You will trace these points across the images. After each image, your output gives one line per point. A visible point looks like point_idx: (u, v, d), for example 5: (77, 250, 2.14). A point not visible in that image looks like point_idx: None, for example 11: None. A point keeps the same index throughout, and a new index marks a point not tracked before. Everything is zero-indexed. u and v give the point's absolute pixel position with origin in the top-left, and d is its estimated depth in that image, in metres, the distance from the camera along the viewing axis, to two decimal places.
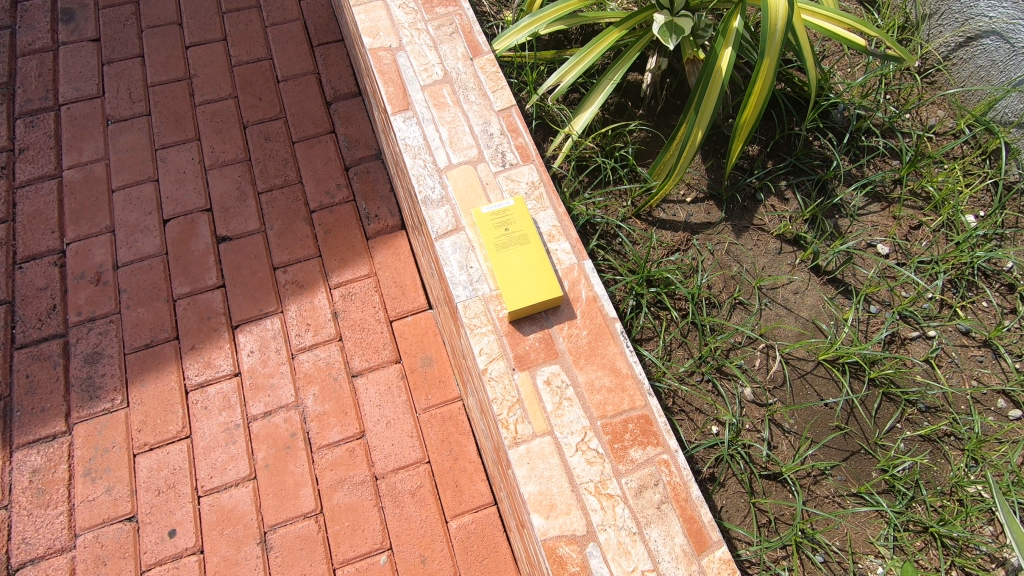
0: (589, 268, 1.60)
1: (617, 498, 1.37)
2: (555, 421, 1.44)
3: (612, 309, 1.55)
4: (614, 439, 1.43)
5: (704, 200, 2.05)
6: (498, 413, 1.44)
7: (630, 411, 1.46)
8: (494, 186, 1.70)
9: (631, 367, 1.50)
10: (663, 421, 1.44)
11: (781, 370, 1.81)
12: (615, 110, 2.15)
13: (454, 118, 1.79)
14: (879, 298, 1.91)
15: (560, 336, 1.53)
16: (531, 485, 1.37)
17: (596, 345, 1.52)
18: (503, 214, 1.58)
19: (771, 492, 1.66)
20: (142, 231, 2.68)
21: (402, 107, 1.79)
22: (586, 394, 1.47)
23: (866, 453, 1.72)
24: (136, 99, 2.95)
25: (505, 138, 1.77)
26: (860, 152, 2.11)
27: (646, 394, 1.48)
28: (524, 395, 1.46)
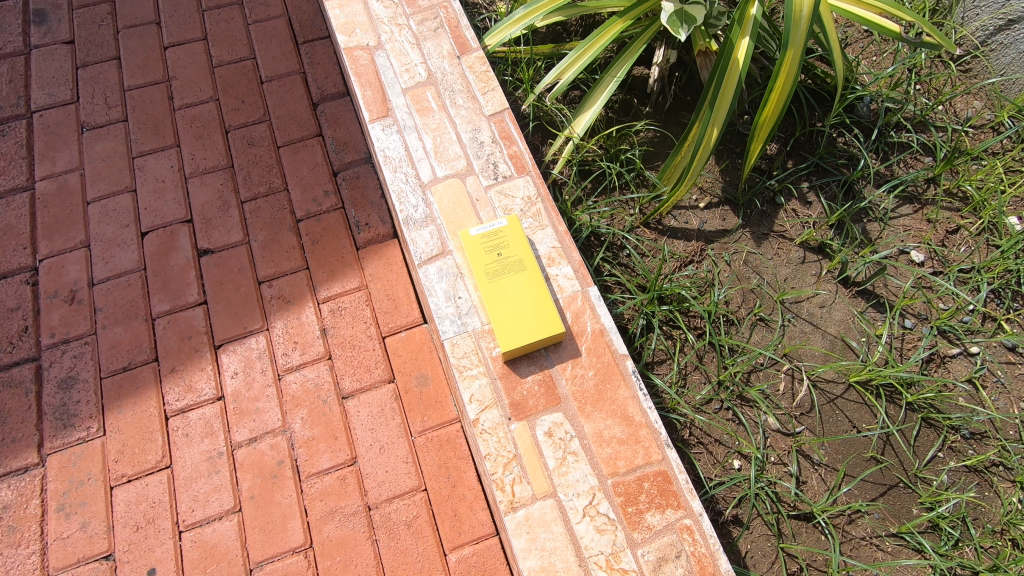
0: (595, 297, 1.43)
1: (632, 573, 1.21)
2: (558, 481, 1.28)
3: (623, 345, 1.38)
4: (628, 501, 1.26)
5: (719, 205, 1.88)
6: (492, 474, 1.28)
7: (646, 467, 1.29)
8: (485, 202, 1.53)
9: (646, 415, 1.33)
10: (684, 479, 1.28)
11: (809, 395, 1.63)
12: (620, 108, 1.97)
13: (440, 124, 1.62)
14: (914, 312, 1.73)
15: (562, 378, 1.36)
16: (532, 559, 1.22)
17: (604, 388, 1.35)
18: (496, 234, 1.42)
19: (801, 535, 1.49)
20: (119, 245, 2.53)
21: (381, 113, 1.62)
22: (594, 447, 1.31)
23: (906, 487, 1.55)
24: (112, 104, 2.80)
25: (497, 147, 1.59)
26: (889, 149, 1.92)
27: (663, 447, 1.30)
28: (522, 450, 1.30)
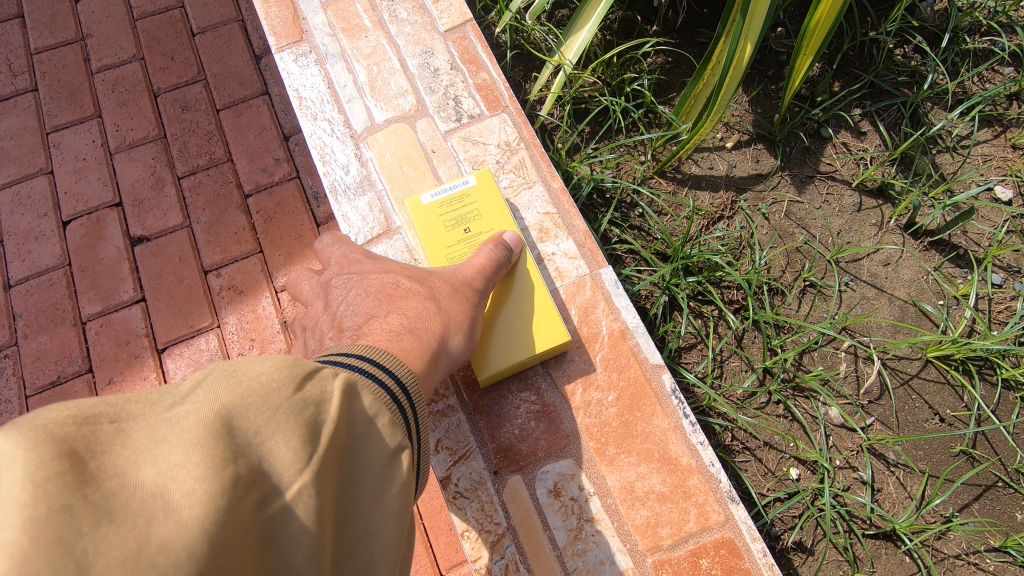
0: (608, 280, 1.18)
1: None
2: (572, 563, 1.04)
3: (654, 353, 1.13)
4: None
5: (751, 143, 1.50)
6: (477, 559, 1.04)
7: (700, 535, 1.03)
8: (444, 152, 1.26)
9: (693, 459, 1.07)
10: (759, 550, 1.02)
11: (879, 378, 1.30)
12: (620, 28, 1.55)
13: (376, 49, 1.33)
14: (1002, 264, 1.39)
15: (571, 410, 1.12)
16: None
17: (630, 420, 1.10)
18: (461, 204, 1.15)
19: (880, 558, 1.17)
20: (38, 238, 2.16)
21: (296, 40, 1.34)
22: (624, 509, 1.06)
23: (1006, 487, 1.22)
24: (18, 72, 2.38)
25: (456, 76, 1.31)
26: (961, 60, 1.53)
27: (720, 505, 1.05)
28: (518, 521, 1.06)
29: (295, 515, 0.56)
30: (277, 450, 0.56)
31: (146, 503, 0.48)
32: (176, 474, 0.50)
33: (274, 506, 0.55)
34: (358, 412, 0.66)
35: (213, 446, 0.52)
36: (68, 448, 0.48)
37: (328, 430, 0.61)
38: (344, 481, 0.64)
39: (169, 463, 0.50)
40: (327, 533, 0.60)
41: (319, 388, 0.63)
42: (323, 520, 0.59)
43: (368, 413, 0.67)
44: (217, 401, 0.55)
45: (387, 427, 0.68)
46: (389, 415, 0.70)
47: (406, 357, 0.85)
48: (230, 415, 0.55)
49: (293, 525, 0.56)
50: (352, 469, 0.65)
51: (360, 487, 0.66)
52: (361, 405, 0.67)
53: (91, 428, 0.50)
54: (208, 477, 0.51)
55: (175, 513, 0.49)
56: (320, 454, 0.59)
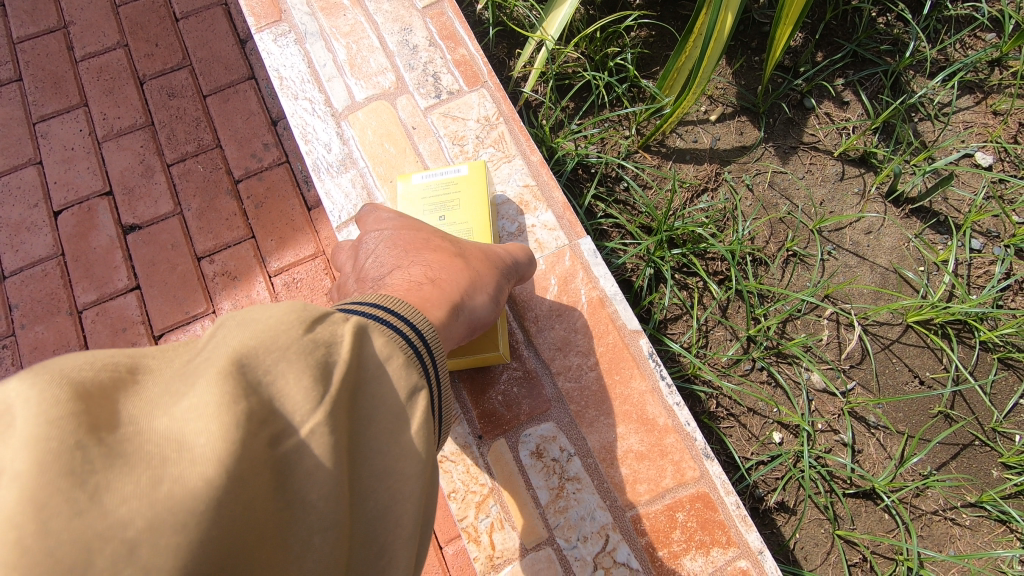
0: (588, 250, 1.20)
1: None
2: (555, 521, 1.07)
3: (632, 320, 1.15)
4: (657, 541, 1.05)
5: (735, 115, 1.51)
6: (464, 518, 1.09)
7: (677, 490, 1.07)
8: (425, 128, 1.27)
9: (671, 419, 1.10)
10: (733, 503, 1.05)
11: (861, 344, 1.32)
12: (603, 3, 1.53)
13: (355, 28, 1.33)
14: (983, 230, 1.40)
15: (554, 376, 1.15)
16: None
17: (610, 384, 1.13)
18: (446, 192, 1.14)
19: (860, 516, 1.21)
20: (30, 228, 2.17)
21: (275, 20, 1.34)
22: (605, 469, 1.09)
23: (982, 445, 1.26)
24: (1, 62, 2.36)
25: (435, 53, 1.31)
26: (943, 27, 1.54)
27: (698, 460, 1.08)
28: (502, 482, 1.10)
29: (312, 451, 0.55)
30: (287, 383, 0.55)
31: (159, 446, 0.48)
32: (190, 417, 0.49)
33: (288, 443, 0.54)
34: (370, 354, 0.65)
35: (225, 384, 0.51)
36: (81, 391, 0.47)
37: (341, 368, 0.60)
38: (360, 423, 0.62)
39: (188, 407, 0.50)
40: (344, 472, 0.58)
41: (330, 330, 0.62)
42: (339, 458, 0.57)
43: (381, 355, 0.66)
44: (231, 346, 0.55)
45: (403, 367, 0.67)
46: (404, 356, 0.68)
47: (425, 305, 0.83)
48: (243, 356, 0.54)
49: (308, 462, 0.55)
50: (370, 408, 0.63)
51: (377, 432, 0.63)
52: (373, 347, 0.65)
53: (109, 372, 0.51)
54: (219, 414, 0.50)
55: (188, 453, 0.48)
56: (334, 391, 0.58)
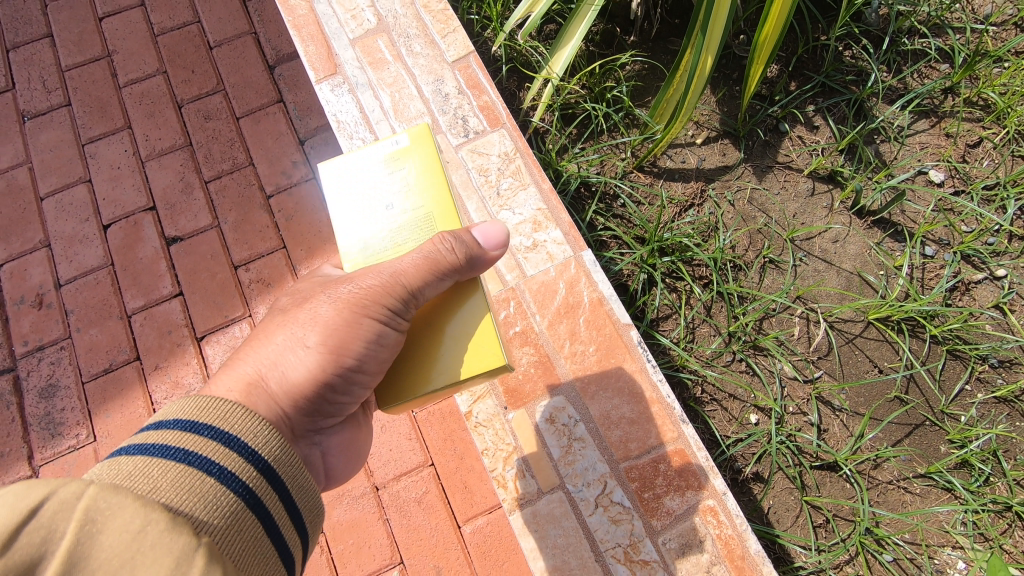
0: (589, 261, 1.39)
1: (655, 564, 1.21)
2: (566, 473, 1.28)
3: (625, 315, 1.34)
4: (644, 488, 1.25)
5: (718, 139, 1.71)
6: (493, 470, 1.29)
7: (660, 448, 1.27)
8: (457, 163, 1.48)
9: (657, 391, 1.29)
10: (704, 458, 1.25)
11: (827, 338, 1.53)
12: (602, 40, 1.77)
13: (397, 78, 1.54)
14: (935, 238, 1.60)
15: (562, 358, 1.34)
16: (544, 557, 1.23)
17: (608, 365, 1.33)
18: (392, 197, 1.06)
19: (825, 485, 1.41)
20: (82, 241, 2.39)
21: (330, 71, 1.55)
22: (602, 431, 1.29)
23: (932, 425, 1.46)
24: (51, 88, 2.59)
25: (464, 99, 1.52)
26: (902, 59, 1.74)
27: (678, 424, 1.27)
28: (523, 442, 1.31)
29: None
30: None
31: None
32: None
33: None
34: (109, 537, 0.56)
35: None
36: None
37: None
38: None
39: None
40: None
41: (42, 531, 0.55)
42: None
43: (124, 534, 0.56)
44: None
45: (162, 534, 0.58)
46: (167, 519, 0.59)
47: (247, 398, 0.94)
48: None
49: None
50: None
51: None
52: (109, 530, 0.56)
53: None
54: None
55: None
56: None
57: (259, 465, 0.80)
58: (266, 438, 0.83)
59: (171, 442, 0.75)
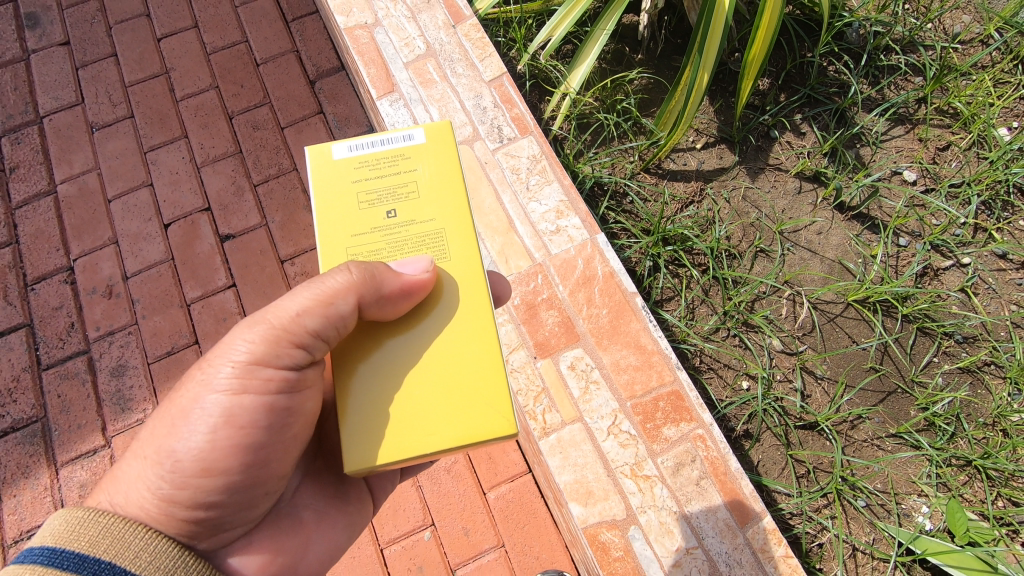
0: (603, 242, 1.60)
1: (654, 479, 1.42)
2: (584, 407, 1.48)
3: (631, 284, 1.55)
4: (646, 419, 1.46)
5: (716, 144, 1.95)
6: (525, 405, 1.48)
7: (660, 388, 1.48)
8: (494, 164, 1.70)
9: (657, 343, 1.52)
10: (694, 396, 1.47)
11: (810, 317, 1.75)
12: (613, 58, 2.01)
13: (443, 94, 1.77)
14: (908, 230, 1.82)
15: (580, 318, 1.55)
16: (566, 474, 1.43)
17: (618, 323, 1.53)
18: (356, 193, 1.06)
19: (807, 442, 1.64)
20: (145, 238, 2.65)
21: (387, 89, 1.76)
22: (613, 375, 1.50)
23: (903, 392, 1.68)
24: (116, 102, 2.85)
25: (499, 111, 1.75)
26: (880, 73, 1.96)
27: (674, 369, 1.50)
28: (549, 383, 1.51)
29: None
30: None
31: None
32: None
33: None
34: None
35: None
36: None
37: None
38: None
39: None
40: None
41: None
42: None
43: None
44: None
45: None
46: None
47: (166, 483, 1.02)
48: None
49: None
50: None
51: None
52: None
53: None
54: None
55: None
56: None
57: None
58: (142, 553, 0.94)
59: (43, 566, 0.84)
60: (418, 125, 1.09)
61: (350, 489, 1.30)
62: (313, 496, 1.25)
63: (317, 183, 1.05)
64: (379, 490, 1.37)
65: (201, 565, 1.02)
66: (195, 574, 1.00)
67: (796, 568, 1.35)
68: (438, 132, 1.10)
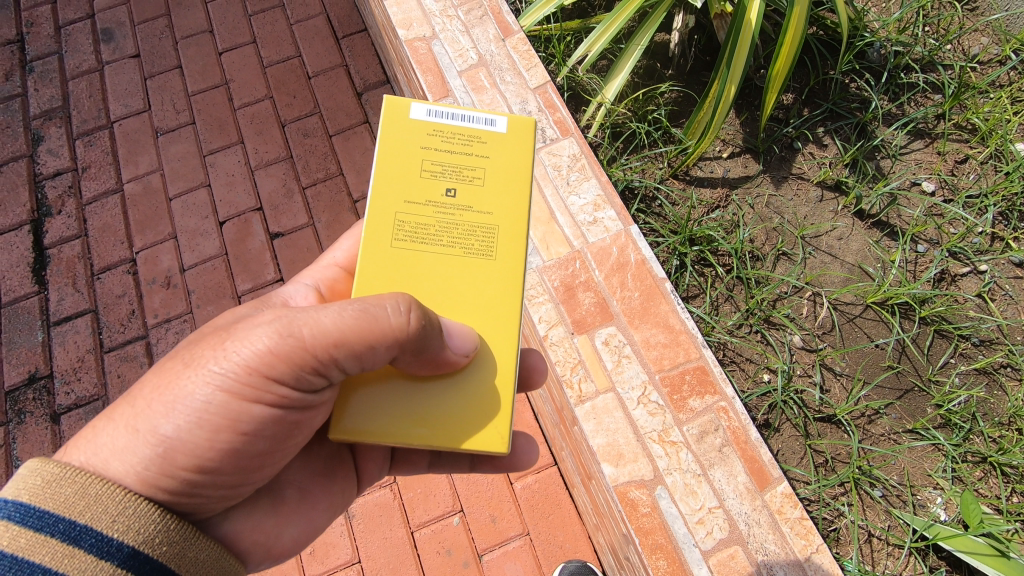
0: (636, 233, 1.73)
1: (680, 444, 1.54)
2: (616, 378, 1.60)
3: (661, 270, 1.69)
4: (673, 391, 1.58)
5: (741, 154, 2.06)
6: (563, 375, 1.59)
7: (687, 363, 1.61)
8: (537, 161, 1.84)
9: (684, 324, 1.64)
10: (718, 371, 1.60)
11: (829, 316, 1.84)
12: (645, 73, 2.16)
13: (493, 100, 1.92)
14: (926, 238, 1.91)
15: (614, 299, 1.67)
16: (599, 437, 1.54)
17: (649, 305, 1.66)
18: (426, 156, 1.15)
19: (826, 433, 1.73)
20: (202, 234, 2.76)
21: (442, 94, 1.92)
22: (643, 351, 1.62)
23: (919, 390, 1.75)
24: (180, 109, 2.97)
25: (543, 115, 1.90)
26: (900, 90, 2.06)
27: (700, 347, 1.62)
28: (585, 356, 1.62)
29: None
30: None
31: None
32: None
33: None
34: None
35: None
36: None
37: None
38: None
39: None
40: None
41: None
42: None
43: None
44: None
45: None
46: None
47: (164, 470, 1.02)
48: None
49: None
50: None
51: None
52: None
53: None
54: None
55: None
56: None
57: (126, 555, 0.93)
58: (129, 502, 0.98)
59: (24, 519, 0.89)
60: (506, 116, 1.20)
61: (335, 470, 1.39)
62: (298, 474, 1.32)
63: (390, 133, 1.15)
64: (362, 474, 1.44)
65: (185, 531, 1.03)
66: (179, 539, 1.02)
67: (811, 530, 1.47)
68: (521, 127, 1.19)
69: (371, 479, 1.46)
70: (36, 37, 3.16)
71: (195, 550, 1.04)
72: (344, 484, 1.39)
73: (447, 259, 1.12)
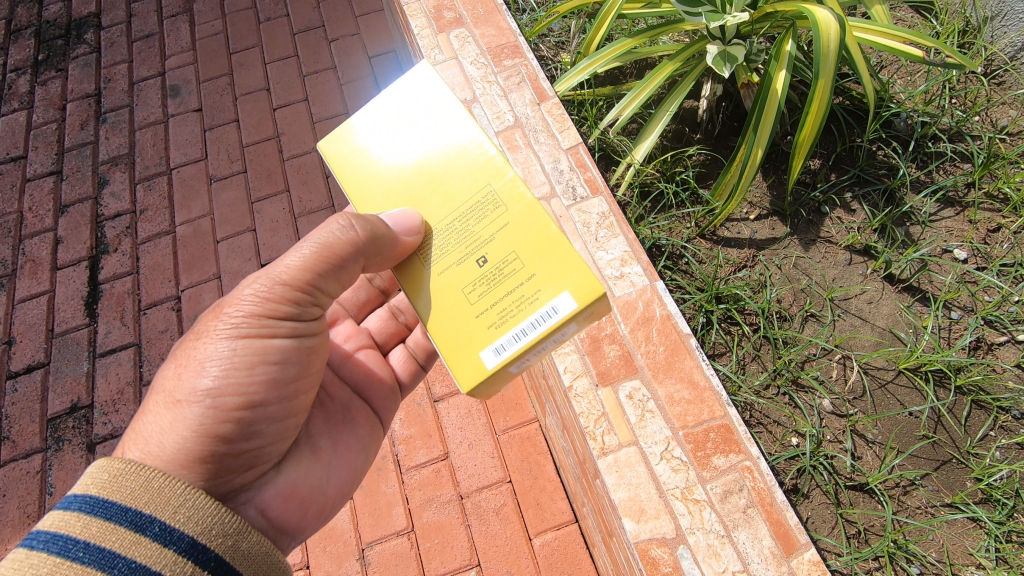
0: (661, 289, 1.76)
1: (703, 502, 1.51)
2: (639, 432, 1.59)
3: (686, 326, 1.70)
4: (697, 447, 1.57)
5: (768, 216, 2.10)
6: (586, 426, 1.60)
7: (711, 421, 1.60)
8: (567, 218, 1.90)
9: (709, 380, 1.64)
10: (743, 430, 1.58)
11: (860, 381, 1.81)
12: (673, 136, 2.25)
13: (526, 158, 2.02)
14: (960, 305, 1.88)
15: (639, 353, 1.69)
16: (621, 492, 1.52)
17: (673, 360, 1.67)
18: (535, 275, 1.16)
19: (858, 502, 1.68)
20: (244, 276, 2.87)
21: None
22: (667, 406, 1.62)
23: (958, 463, 1.69)
24: (234, 159, 3.18)
25: (574, 173, 1.99)
26: (928, 158, 2.09)
27: (725, 405, 1.61)
28: (608, 409, 1.62)
29: None
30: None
31: None
32: None
33: None
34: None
35: None
36: None
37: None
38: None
39: None
40: None
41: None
42: None
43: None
44: None
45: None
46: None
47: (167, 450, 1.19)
48: None
49: None
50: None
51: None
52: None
53: None
54: None
55: None
56: None
57: (185, 544, 1.03)
58: (193, 497, 1.10)
59: (96, 504, 1.02)
60: (490, 371, 1.13)
61: (355, 415, 1.55)
62: (325, 427, 1.49)
63: (568, 254, 1.15)
64: (380, 413, 1.61)
65: (239, 524, 1.12)
66: (233, 533, 1.10)
67: None
68: (477, 368, 1.14)
69: (389, 409, 1.65)
70: (111, 91, 3.46)
71: (249, 543, 1.12)
72: (367, 424, 1.56)
73: (443, 212, 1.26)
